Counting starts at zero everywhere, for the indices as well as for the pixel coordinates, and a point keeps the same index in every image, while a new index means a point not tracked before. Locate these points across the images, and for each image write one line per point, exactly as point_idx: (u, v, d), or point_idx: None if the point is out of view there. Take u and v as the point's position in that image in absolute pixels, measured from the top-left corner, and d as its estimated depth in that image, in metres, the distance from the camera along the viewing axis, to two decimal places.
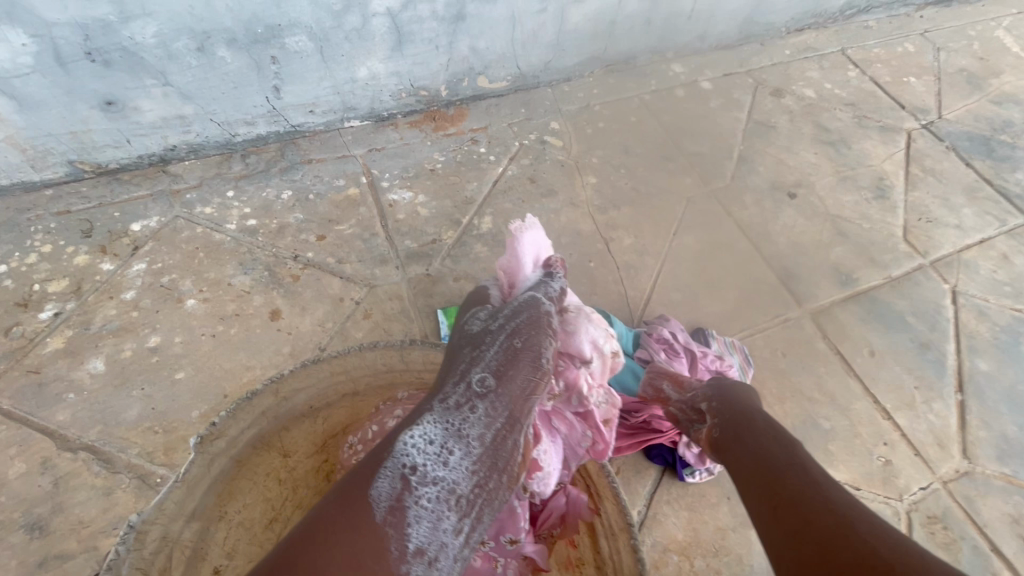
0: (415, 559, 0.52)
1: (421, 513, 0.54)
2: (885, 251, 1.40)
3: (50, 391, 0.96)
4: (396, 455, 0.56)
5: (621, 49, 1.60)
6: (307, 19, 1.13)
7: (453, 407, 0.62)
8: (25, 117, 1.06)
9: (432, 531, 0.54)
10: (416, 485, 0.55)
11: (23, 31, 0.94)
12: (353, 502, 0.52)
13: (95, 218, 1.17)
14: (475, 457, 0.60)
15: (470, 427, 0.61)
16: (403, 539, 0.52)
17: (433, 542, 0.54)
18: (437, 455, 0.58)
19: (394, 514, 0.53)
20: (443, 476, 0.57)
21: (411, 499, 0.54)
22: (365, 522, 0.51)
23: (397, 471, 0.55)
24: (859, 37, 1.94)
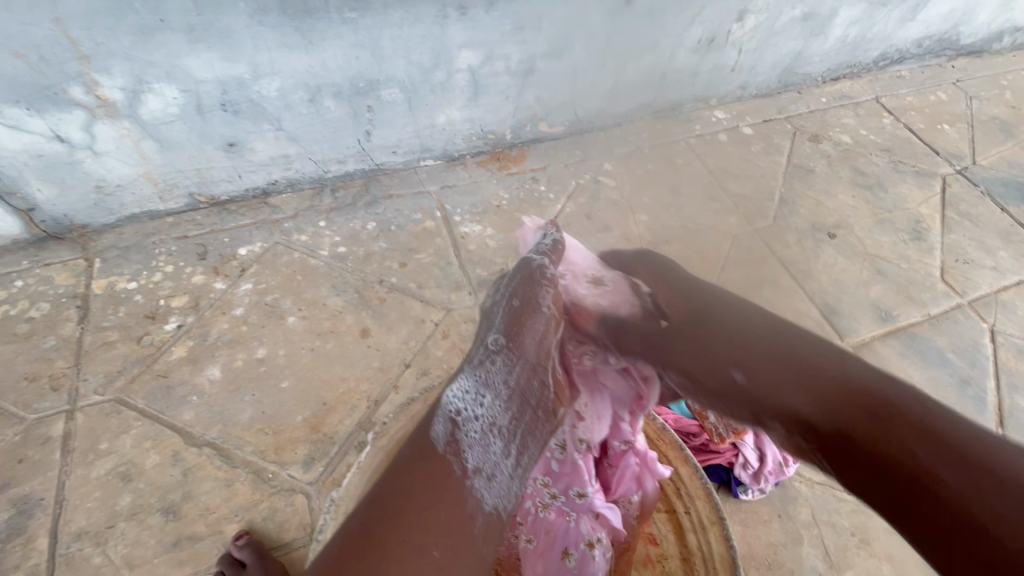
0: (476, 476, 0.63)
1: (471, 441, 0.65)
2: (924, 290, 1.47)
3: (176, 393, 1.10)
4: (444, 404, 0.67)
5: (670, 98, 1.74)
6: (401, 75, 1.30)
7: (477, 363, 0.68)
8: (163, 156, 1.23)
9: (484, 455, 0.65)
10: (464, 423, 0.66)
11: (177, 87, 1.12)
12: (418, 440, 0.65)
13: (208, 242, 1.32)
14: (506, 395, 0.66)
15: (494, 374, 0.67)
16: (461, 462, 0.63)
17: (486, 462, 0.64)
18: (473, 399, 0.66)
19: (451, 447, 0.64)
20: (481, 415, 0.66)
21: (463, 433, 0.65)
22: (430, 453, 0.64)
23: (447, 415, 0.67)
24: (892, 86, 2.04)
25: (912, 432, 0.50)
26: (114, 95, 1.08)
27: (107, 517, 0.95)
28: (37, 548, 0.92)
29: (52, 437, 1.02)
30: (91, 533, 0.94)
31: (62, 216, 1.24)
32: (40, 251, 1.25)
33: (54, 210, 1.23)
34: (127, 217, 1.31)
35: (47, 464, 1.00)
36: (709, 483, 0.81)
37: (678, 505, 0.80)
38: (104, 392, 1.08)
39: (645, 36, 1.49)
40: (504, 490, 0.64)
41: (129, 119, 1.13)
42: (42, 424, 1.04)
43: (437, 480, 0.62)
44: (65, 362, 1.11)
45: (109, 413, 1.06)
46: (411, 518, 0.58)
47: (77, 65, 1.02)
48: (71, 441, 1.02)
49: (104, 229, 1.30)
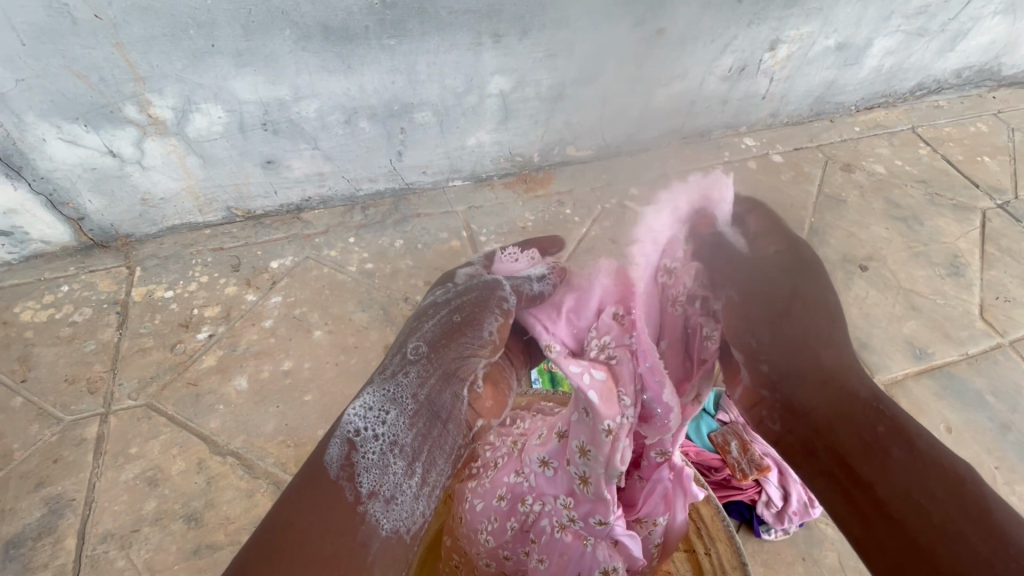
0: (371, 499, 0.49)
1: (369, 464, 0.52)
2: (961, 328, 1.42)
3: (205, 401, 1.13)
4: (342, 423, 0.56)
5: (699, 124, 1.73)
6: (435, 99, 1.34)
7: (389, 375, 0.62)
8: (205, 171, 1.28)
9: (382, 476, 0.52)
10: (363, 444, 0.54)
11: (222, 107, 1.18)
12: (308, 467, 0.52)
13: (242, 254, 1.37)
14: (412, 408, 0.58)
15: (404, 388, 0.60)
16: (353, 487, 0.50)
17: (384, 484, 0.51)
18: (377, 416, 0.57)
19: (346, 471, 0.51)
20: (383, 433, 0.56)
21: (360, 456, 0.52)
22: (319, 479, 0.50)
23: (344, 435, 0.55)
24: (929, 117, 2.00)
25: (921, 476, 0.39)
26: (164, 114, 1.14)
27: (133, 521, 0.98)
28: (65, 548, 0.95)
29: (86, 439, 1.06)
30: (117, 535, 0.97)
31: (109, 226, 1.31)
32: (86, 258, 1.31)
33: (101, 220, 1.29)
34: (168, 228, 1.37)
35: (79, 465, 1.03)
36: (730, 524, 0.79)
37: (698, 547, 0.79)
38: (137, 397, 1.12)
39: (676, 64, 1.50)
40: (405, 512, 0.51)
41: (176, 136, 1.19)
42: (77, 426, 1.08)
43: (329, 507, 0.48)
44: (102, 367, 1.16)
45: (140, 417, 1.10)
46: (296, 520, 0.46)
47: (132, 86, 1.08)
48: (104, 444, 1.06)
49: (146, 239, 1.36)
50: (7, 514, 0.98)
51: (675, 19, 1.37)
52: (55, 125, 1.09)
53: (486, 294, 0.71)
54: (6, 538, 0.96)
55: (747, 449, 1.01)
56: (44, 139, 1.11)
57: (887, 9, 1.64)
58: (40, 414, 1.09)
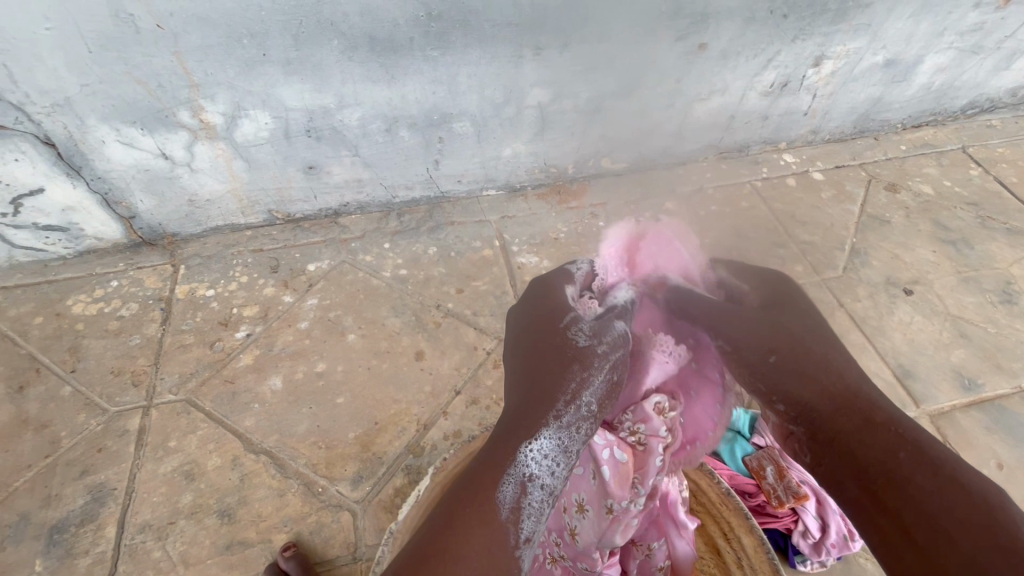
0: (525, 549, 0.58)
1: (532, 512, 0.59)
2: (1014, 359, 1.35)
3: (240, 399, 1.16)
4: (520, 464, 0.60)
5: (737, 139, 1.71)
6: (474, 110, 1.35)
7: (565, 425, 0.64)
8: (250, 175, 1.32)
9: (537, 526, 0.60)
10: (532, 491, 0.60)
11: (269, 114, 1.21)
12: (480, 499, 0.58)
13: (281, 257, 1.40)
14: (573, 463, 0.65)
15: (574, 442, 0.65)
16: (518, 532, 0.57)
17: (538, 535, 0.60)
18: (549, 466, 0.62)
19: (513, 514, 0.58)
20: (550, 484, 0.62)
21: (527, 503, 0.59)
22: (491, 521, 0.57)
23: (519, 478, 0.60)
24: (981, 136, 1.92)
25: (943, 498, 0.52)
26: (215, 119, 1.18)
27: (169, 513, 1.01)
28: (105, 536, 0.98)
29: (128, 430, 1.10)
30: (155, 527, 0.99)
31: (157, 225, 1.36)
32: (135, 255, 1.36)
33: (151, 220, 1.34)
34: (212, 229, 1.41)
35: (121, 456, 1.07)
36: (773, 556, 0.78)
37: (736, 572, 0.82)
38: (177, 392, 1.16)
39: (716, 78, 1.48)
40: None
41: (225, 141, 1.23)
42: (121, 417, 1.11)
43: (502, 553, 0.56)
44: (146, 361, 1.20)
45: (180, 412, 1.13)
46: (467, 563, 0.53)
47: (187, 93, 1.13)
48: (145, 436, 1.09)
49: (191, 239, 1.41)
50: (53, 500, 1.02)
51: (718, 34, 1.36)
52: (114, 128, 1.15)
53: (621, 347, 0.80)
54: (51, 523, 0.99)
55: (783, 476, 0.99)
56: (103, 141, 1.16)
57: (939, 26, 1.59)
58: (87, 404, 1.13)
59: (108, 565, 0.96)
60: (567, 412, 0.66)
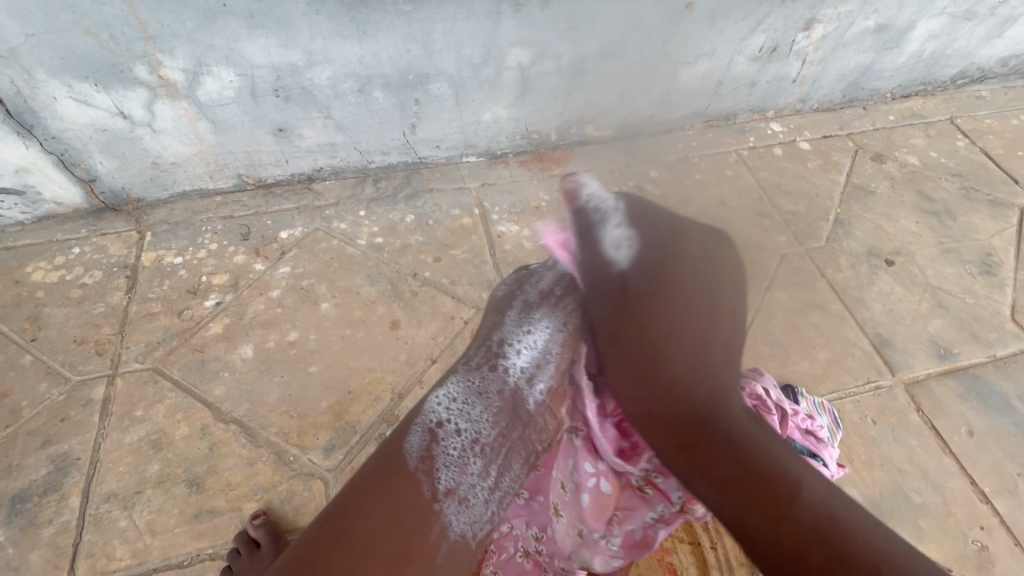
0: (447, 500, 0.62)
1: (449, 462, 0.65)
2: (990, 328, 1.36)
3: (210, 368, 1.13)
4: (426, 413, 0.70)
5: (723, 107, 1.66)
6: (451, 70, 1.30)
7: (473, 369, 0.77)
8: (217, 137, 1.27)
9: (460, 475, 0.65)
10: (441, 436, 0.67)
11: (233, 70, 1.15)
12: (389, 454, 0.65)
13: (252, 223, 1.35)
14: (492, 409, 0.71)
15: (489, 383, 0.74)
16: (432, 485, 0.62)
17: (461, 483, 0.64)
18: (459, 410, 0.71)
19: (423, 464, 0.64)
20: (464, 429, 0.69)
21: (438, 449, 0.66)
22: (399, 471, 0.63)
23: (426, 426, 0.68)
24: (970, 107, 1.90)
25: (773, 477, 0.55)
26: (175, 75, 1.12)
27: (136, 482, 0.99)
28: (69, 506, 0.96)
29: (92, 400, 1.07)
30: (121, 496, 0.97)
31: (119, 189, 1.30)
32: (98, 221, 1.31)
33: (113, 183, 1.28)
34: (179, 194, 1.36)
35: (85, 426, 1.04)
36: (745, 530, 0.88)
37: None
38: (144, 360, 1.12)
39: (704, 41, 1.43)
40: (479, 516, 0.64)
41: (187, 100, 1.17)
42: (85, 387, 1.08)
43: (410, 497, 0.61)
44: (110, 329, 1.16)
45: (146, 381, 1.10)
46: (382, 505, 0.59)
47: (143, 45, 1.06)
48: (110, 406, 1.06)
49: (157, 204, 1.35)
50: (14, 470, 0.99)
51: None
52: (66, 83, 1.08)
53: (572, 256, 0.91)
54: (12, 493, 0.97)
55: None
56: (54, 97, 1.10)
57: None
58: (49, 373, 1.10)
59: (72, 534, 0.94)
60: (472, 366, 0.77)
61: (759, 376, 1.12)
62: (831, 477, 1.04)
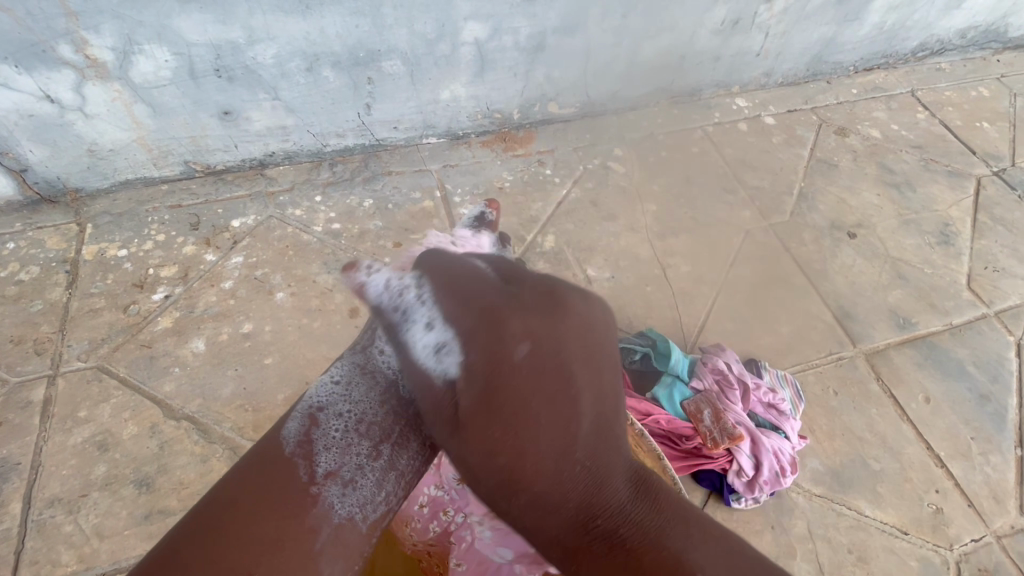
0: (327, 478, 0.62)
1: (328, 446, 0.66)
2: (948, 297, 1.39)
3: (159, 363, 1.08)
4: (307, 400, 0.71)
5: (688, 82, 1.64)
6: (403, 46, 1.24)
7: (358, 355, 0.77)
8: (156, 121, 1.20)
9: (341, 457, 0.65)
10: (320, 417, 0.69)
11: (168, 49, 1.08)
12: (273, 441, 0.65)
13: (201, 212, 1.29)
14: (377, 393, 0.73)
15: (373, 369, 0.75)
16: (311, 469, 0.62)
17: (342, 466, 0.64)
18: (341, 391, 0.73)
19: (301, 448, 0.64)
20: (348, 411, 0.71)
21: (316, 432, 0.66)
22: (278, 456, 0.62)
23: (308, 412, 0.69)
24: (929, 79, 1.91)
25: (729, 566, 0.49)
26: (103, 55, 1.05)
27: (82, 485, 0.95)
28: (10, 513, 0.92)
29: (32, 402, 1.02)
30: (66, 500, 0.93)
31: (55, 179, 1.23)
32: (33, 214, 1.24)
33: (46, 172, 1.21)
34: (121, 183, 1.29)
35: (26, 429, 0.99)
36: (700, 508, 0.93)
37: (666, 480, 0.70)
38: (87, 358, 1.07)
39: (665, 13, 1.40)
40: (366, 498, 0.64)
41: (119, 81, 1.10)
42: (23, 388, 1.03)
43: (286, 484, 0.59)
44: (50, 327, 1.10)
45: (90, 380, 1.05)
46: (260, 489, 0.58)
47: (64, 22, 0.99)
48: (51, 407, 1.01)
49: (97, 194, 1.28)
50: None
51: None
52: None
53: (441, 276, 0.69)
54: None
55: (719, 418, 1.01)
56: None
57: None
58: None
59: (14, 542, 0.89)
60: (358, 348, 0.78)
61: (722, 352, 1.12)
62: (792, 448, 1.05)
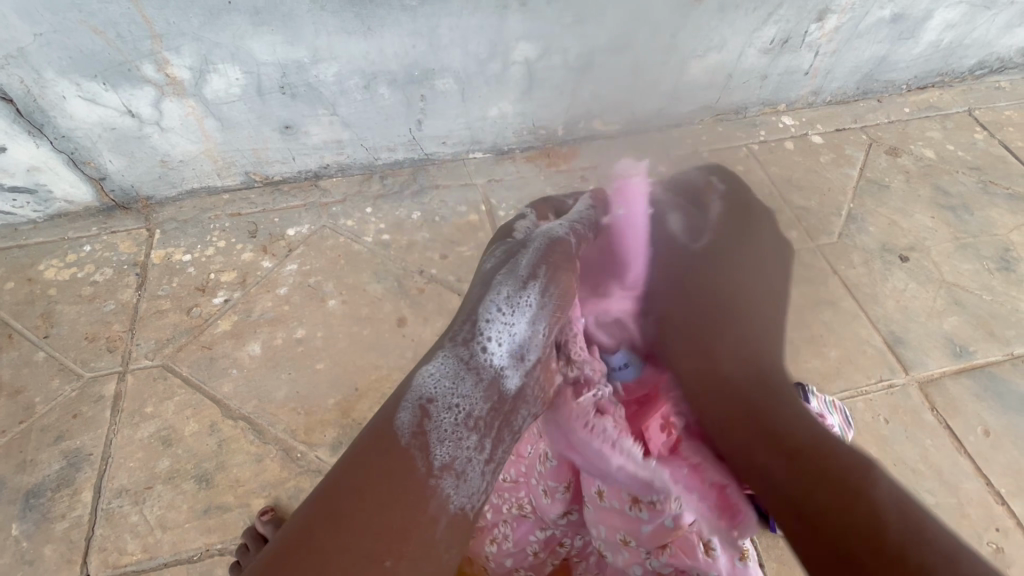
0: (443, 474, 0.61)
1: (442, 436, 0.63)
2: (1009, 326, 1.33)
3: (219, 365, 1.13)
4: (416, 388, 0.66)
5: (734, 100, 1.63)
6: (456, 65, 1.28)
7: (465, 351, 0.69)
8: (223, 135, 1.27)
9: (455, 448, 0.63)
10: (433, 411, 0.64)
11: (239, 68, 1.15)
12: (382, 434, 0.63)
13: (259, 221, 1.35)
14: (485, 388, 0.67)
15: (482, 365, 0.68)
16: (428, 459, 0.61)
17: (456, 457, 0.62)
18: (451, 386, 0.66)
19: (417, 438, 0.62)
20: (457, 404, 0.65)
21: (430, 424, 0.63)
22: (393, 449, 0.61)
23: (416, 403, 0.65)
24: (988, 98, 1.85)
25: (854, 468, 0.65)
26: (181, 73, 1.13)
27: (147, 478, 1.00)
28: (81, 501, 0.98)
29: (104, 396, 1.08)
30: (132, 491, 0.99)
31: (129, 187, 1.31)
32: (108, 219, 1.32)
33: (122, 181, 1.29)
34: (187, 191, 1.36)
35: (97, 422, 1.05)
36: None
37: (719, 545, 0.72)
38: (154, 357, 1.14)
39: (714, 33, 1.40)
40: (477, 489, 0.63)
41: (194, 98, 1.18)
42: (96, 383, 1.10)
43: (403, 483, 0.59)
44: (121, 326, 1.17)
45: (156, 378, 1.11)
46: (377, 484, 0.59)
47: (149, 44, 1.07)
48: (121, 402, 1.08)
49: (166, 202, 1.36)
50: (29, 464, 1.01)
51: None
52: (75, 82, 1.10)
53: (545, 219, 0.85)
54: (27, 487, 0.99)
55: None
56: (63, 96, 1.11)
57: None
58: (61, 369, 1.11)
59: (85, 529, 0.95)
60: (460, 341, 0.70)
61: None
62: None
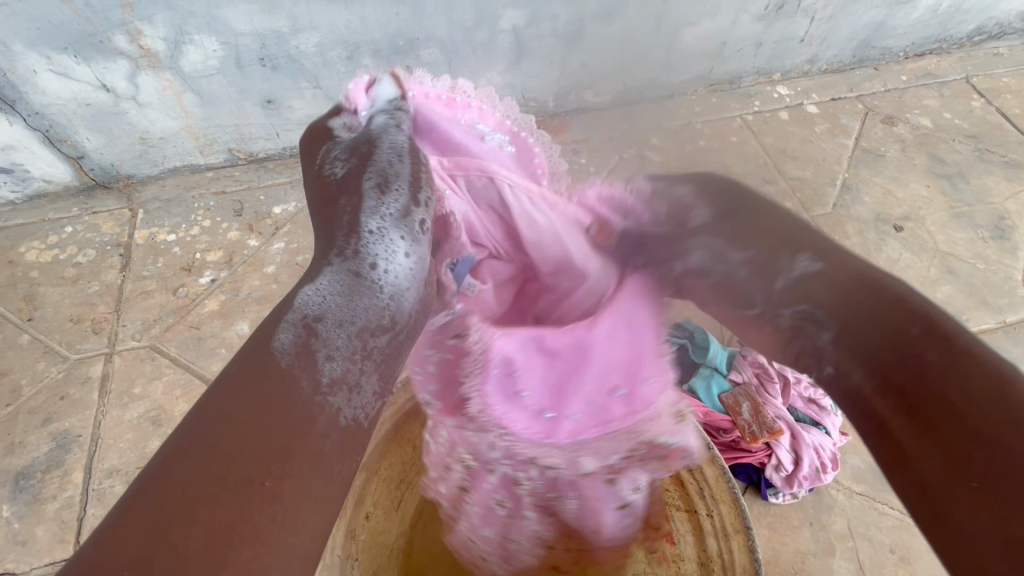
0: (337, 391, 0.35)
1: (329, 348, 0.35)
2: (1001, 294, 1.33)
3: (207, 344, 1.12)
4: (291, 306, 0.37)
5: (728, 70, 1.60)
6: (442, 34, 1.23)
7: (356, 251, 0.39)
8: (203, 110, 1.24)
9: (352, 363, 0.36)
10: (320, 329, 0.36)
11: (216, 39, 1.11)
12: (241, 370, 0.34)
13: (244, 199, 1.33)
14: (355, 321, 0.37)
15: (390, 264, 0.40)
16: (310, 378, 0.34)
17: (356, 375, 0.36)
18: (346, 292, 0.38)
19: (295, 361, 0.35)
20: (349, 314, 0.37)
21: (312, 345, 0.35)
22: (252, 378, 0.34)
23: (298, 320, 0.36)
24: (987, 64, 1.81)
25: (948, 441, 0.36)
26: (155, 45, 1.09)
27: (138, 458, 1.00)
28: (72, 481, 0.97)
29: (91, 377, 1.07)
30: (123, 471, 0.98)
31: (109, 166, 1.28)
32: (89, 199, 1.30)
33: (101, 159, 1.26)
34: (170, 169, 1.33)
35: (85, 403, 1.05)
36: (737, 486, 0.66)
37: None
38: (141, 338, 1.12)
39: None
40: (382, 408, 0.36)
41: (171, 71, 1.14)
42: (83, 364, 1.09)
43: (287, 414, 0.33)
44: (106, 307, 1.16)
45: (144, 358, 1.10)
46: (248, 403, 0.32)
47: (120, 13, 1.03)
48: (109, 383, 1.07)
49: (148, 180, 1.33)
50: (17, 447, 1.00)
51: None
52: (45, 56, 1.06)
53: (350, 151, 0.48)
54: (17, 469, 0.99)
55: (759, 413, 0.97)
56: (34, 70, 1.08)
57: None
58: (47, 352, 1.10)
59: (77, 509, 0.95)
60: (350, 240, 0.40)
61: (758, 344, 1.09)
62: (834, 444, 1.02)
